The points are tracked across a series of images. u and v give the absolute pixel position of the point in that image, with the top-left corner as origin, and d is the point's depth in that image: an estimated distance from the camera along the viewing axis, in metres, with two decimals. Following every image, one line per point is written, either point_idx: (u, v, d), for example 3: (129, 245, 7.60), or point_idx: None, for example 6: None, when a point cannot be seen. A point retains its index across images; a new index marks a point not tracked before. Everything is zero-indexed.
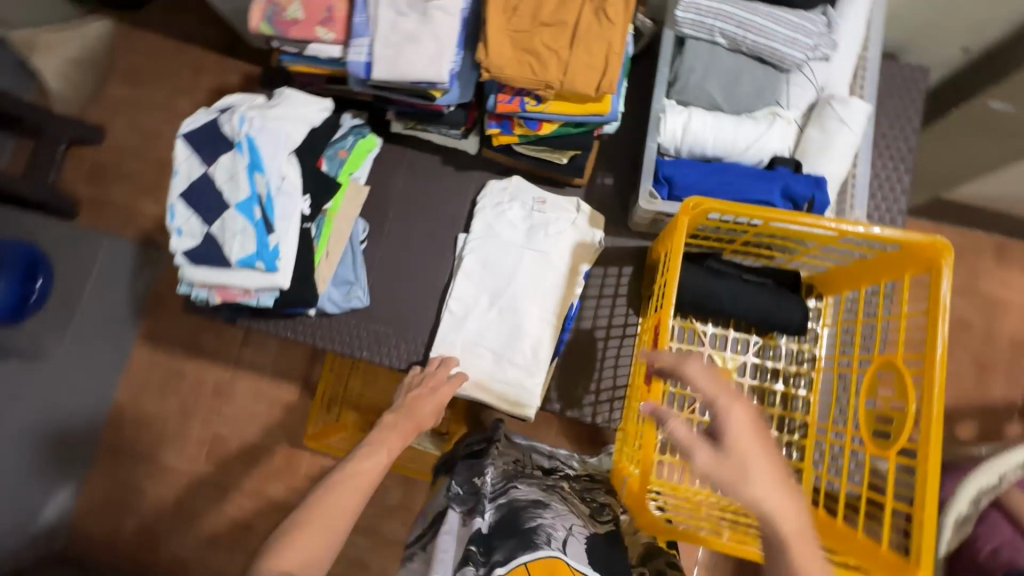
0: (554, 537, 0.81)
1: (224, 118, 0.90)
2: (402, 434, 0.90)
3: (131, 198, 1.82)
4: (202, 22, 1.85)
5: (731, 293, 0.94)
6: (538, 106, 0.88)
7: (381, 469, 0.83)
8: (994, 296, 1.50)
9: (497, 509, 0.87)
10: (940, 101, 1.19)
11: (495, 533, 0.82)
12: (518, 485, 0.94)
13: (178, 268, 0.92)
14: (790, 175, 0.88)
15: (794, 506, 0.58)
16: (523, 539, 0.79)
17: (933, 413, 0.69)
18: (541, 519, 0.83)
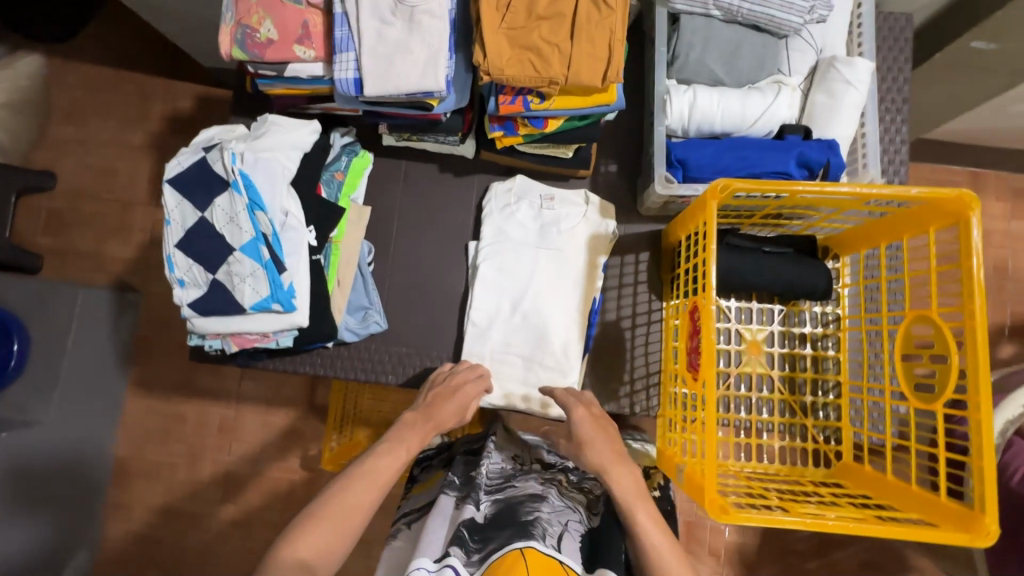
0: (551, 532, 0.75)
1: (213, 156, 0.84)
2: (423, 434, 0.87)
3: (97, 242, 1.71)
4: (145, 47, 1.74)
5: (754, 266, 0.94)
6: (543, 104, 0.85)
7: (400, 468, 0.81)
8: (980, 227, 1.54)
9: (494, 503, 0.83)
10: (922, 44, 1.19)
11: (490, 525, 0.77)
12: (516, 482, 0.90)
13: (186, 321, 0.87)
14: (803, 143, 0.87)
15: (620, 464, 0.80)
16: (519, 529, 0.74)
17: (980, 365, 0.71)
18: (539, 513, 0.79)
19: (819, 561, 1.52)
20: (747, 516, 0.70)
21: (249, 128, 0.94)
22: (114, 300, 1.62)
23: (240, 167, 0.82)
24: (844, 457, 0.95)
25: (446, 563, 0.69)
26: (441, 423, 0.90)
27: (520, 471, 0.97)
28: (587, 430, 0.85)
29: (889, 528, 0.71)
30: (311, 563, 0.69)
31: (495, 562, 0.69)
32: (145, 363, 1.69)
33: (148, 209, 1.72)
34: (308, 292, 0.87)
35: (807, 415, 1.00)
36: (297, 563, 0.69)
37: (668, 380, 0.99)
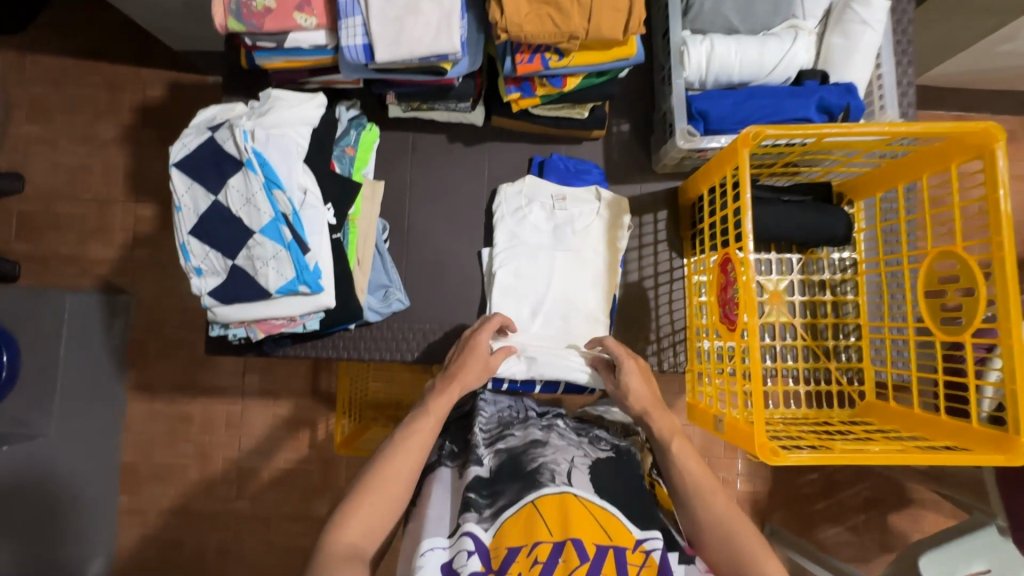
0: (558, 472, 0.76)
1: (223, 134, 0.80)
2: (450, 393, 0.86)
3: (76, 245, 1.63)
4: (106, 32, 1.63)
5: (775, 216, 0.94)
6: (562, 61, 0.83)
7: (433, 430, 0.82)
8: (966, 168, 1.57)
9: (494, 456, 0.82)
10: None
11: (498, 479, 0.77)
12: (515, 430, 0.88)
13: (207, 310, 0.84)
14: (822, 88, 0.87)
15: (666, 417, 0.84)
16: (527, 482, 0.75)
17: (1010, 289, 0.73)
18: (543, 458, 0.79)
19: (827, 501, 1.58)
20: (800, 454, 0.72)
21: (250, 105, 0.89)
22: (103, 304, 1.55)
23: (252, 145, 0.79)
24: (868, 396, 0.97)
25: (462, 532, 0.70)
26: (465, 379, 0.88)
27: (518, 417, 0.93)
28: (635, 374, 0.87)
29: (925, 455, 0.73)
30: (361, 545, 0.71)
31: (509, 518, 0.71)
32: (142, 366, 1.63)
33: (127, 206, 1.63)
34: (333, 272, 0.85)
35: (829, 358, 1.03)
36: (347, 548, 0.70)
37: (694, 335, 1.00)
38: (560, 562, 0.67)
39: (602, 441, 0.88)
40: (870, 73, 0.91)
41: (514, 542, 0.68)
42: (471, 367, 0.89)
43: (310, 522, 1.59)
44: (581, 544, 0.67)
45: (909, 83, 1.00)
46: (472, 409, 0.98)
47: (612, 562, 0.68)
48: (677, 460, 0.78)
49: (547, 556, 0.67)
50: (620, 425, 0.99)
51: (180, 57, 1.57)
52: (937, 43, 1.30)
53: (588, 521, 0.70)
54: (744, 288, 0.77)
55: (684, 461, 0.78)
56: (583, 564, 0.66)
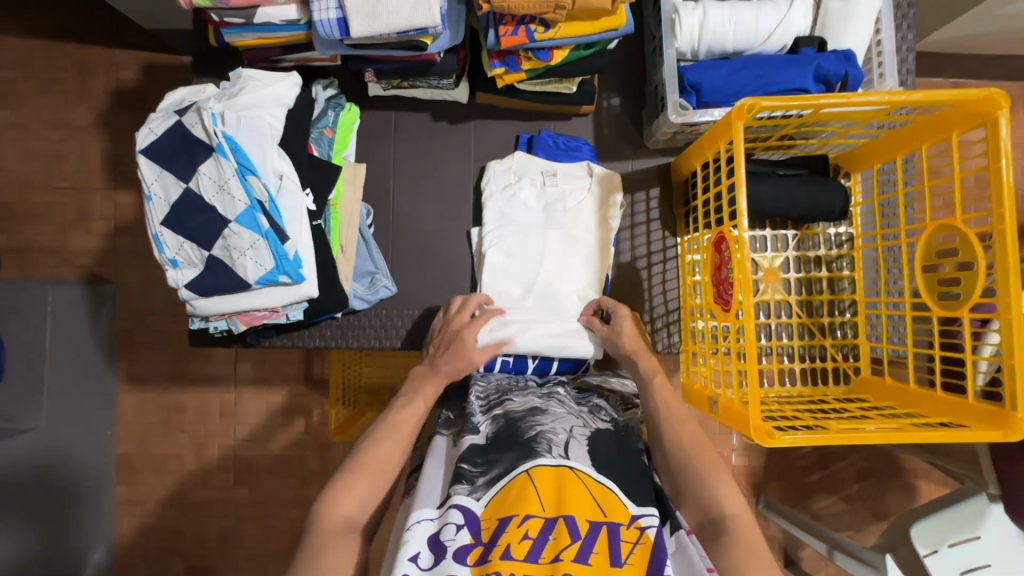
0: (555, 442, 0.75)
1: (192, 118, 0.75)
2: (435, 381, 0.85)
3: (56, 235, 1.58)
4: (73, 12, 1.56)
5: (770, 190, 0.92)
6: (547, 33, 0.78)
7: (421, 415, 0.80)
8: None
9: (493, 423, 0.82)
10: None
11: (492, 446, 0.77)
12: (514, 396, 0.88)
13: (186, 303, 0.81)
14: (820, 55, 0.83)
15: (653, 364, 0.86)
16: (523, 450, 0.74)
17: (1010, 265, 0.72)
18: (542, 427, 0.78)
19: (821, 472, 1.60)
20: (797, 437, 0.71)
21: (221, 86, 0.84)
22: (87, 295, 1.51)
23: (223, 129, 0.74)
24: (863, 372, 0.96)
25: (451, 504, 0.70)
26: (452, 369, 0.85)
27: (518, 384, 0.93)
28: (629, 321, 0.91)
29: (921, 433, 0.72)
30: (357, 518, 0.71)
31: (501, 490, 0.70)
32: (132, 357, 1.60)
33: (107, 194, 1.58)
34: (315, 261, 0.82)
35: (825, 335, 1.01)
36: (342, 520, 0.70)
37: (688, 316, 0.98)
38: (550, 539, 0.66)
39: (602, 412, 0.85)
40: (869, 39, 0.87)
41: (507, 512, 0.68)
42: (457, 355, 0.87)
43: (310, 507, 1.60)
44: (573, 520, 0.67)
45: (908, 49, 0.97)
46: (468, 382, 0.96)
47: (604, 541, 0.66)
48: (658, 397, 0.82)
49: (538, 531, 0.66)
50: (618, 397, 0.94)
51: (155, 37, 1.51)
52: (937, 6, 1.25)
53: (584, 498, 0.69)
54: (741, 263, 0.75)
55: (663, 397, 0.82)
56: (573, 544, 0.65)
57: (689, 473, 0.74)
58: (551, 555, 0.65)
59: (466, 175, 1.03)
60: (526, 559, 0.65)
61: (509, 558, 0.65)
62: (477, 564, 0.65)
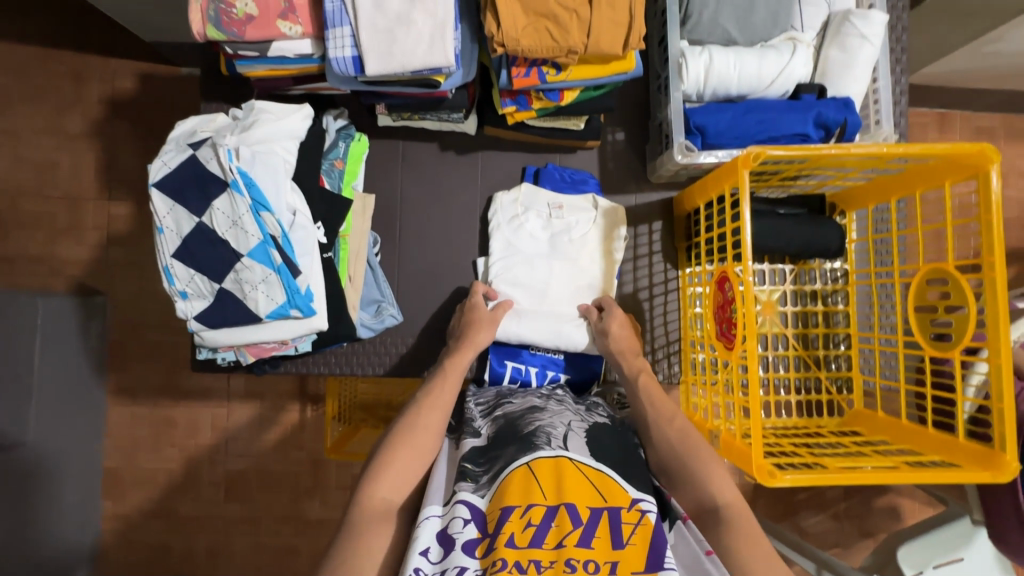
0: (554, 435, 0.77)
1: (207, 154, 0.75)
2: (461, 355, 0.89)
3: (46, 245, 1.56)
4: (67, 20, 1.54)
5: (770, 229, 0.95)
6: (559, 75, 0.80)
7: (455, 390, 0.85)
8: None
9: (493, 422, 0.86)
10: None
11: (492, 446, 0.79)
12: (513, 398, 0.94)
13: (194, 334, 0.81)
14: (820, 102, 0.86)
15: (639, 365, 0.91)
16: (523, 444, 0.76)
17: (999, 306, 0.75)
18: (540, 423, 0.81)
19: (809, 490, 1.64)
20: (799, 474, 0.73)
21: (232, 117, 0.86)
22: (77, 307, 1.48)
23: (238, 165, 0.74)
24: (856, 404, 0.99)
25: (457, 500, 0.70)
26: (477, 339, 0.91)
27: (518, 389, 0.98)
28: (619, 320, 0.95)
29: (922, 473, 0.74)
30: (396, 500, 0.73)
31: (502, 482, 0.71)
32: (121, 369, 1.58)
33: (100, 204, 1.56)
34: (325, 294, 0.82)
35: (820, 367, 1.04)
36: (382, 503, 0.72)
37: (688, 347, 1.01)
38: (553, 526, 0.65)
39: (599, 409, 0.91)
40: (867, 87, 0.90)
41: (511, 501, 0.67)
42: (478, 330, 0.93)
43: (301, 522, 1.59)
44: (574, 509, 0.67)
45: (902, 91, 1.02)
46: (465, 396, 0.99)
47: (607, 525, 0.66)
48: (647, 392, 0.85)
49: (541, 518, 0.66)
50: (614, 398, 1.04)
51: (157, 49, 1.50)
52: (926, 44, 1.31)
53: (581, 484, 0.69)
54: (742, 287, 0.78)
55: (649, 390, 0.85)
56: (575, 530, 0.65)
57: (681, 458, 0.76)
58: (555, 540, 0.64)
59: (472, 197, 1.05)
60: (531, 544, 0.64)
61: (514, 546, 0.63)
62: (485, 556, 0.64)
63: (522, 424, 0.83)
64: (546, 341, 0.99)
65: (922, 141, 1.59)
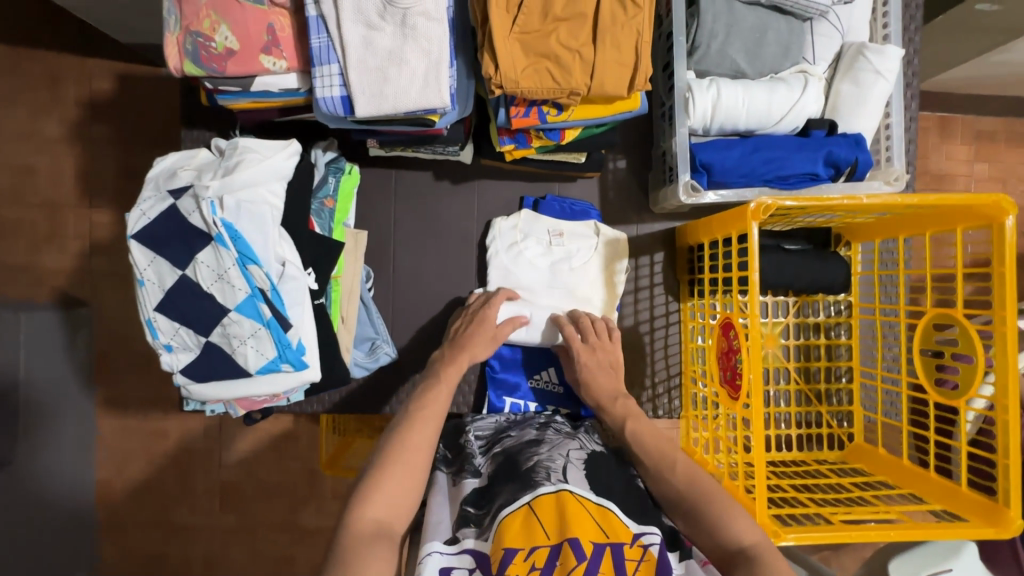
0: (553, 469, 0.75)
1: (190, 205, 0.71)
2: (459, 363, 0.84)
3: (25, 252, 1.48)
4: (39, 17, 1.45)
5: (777, 266, 0.92)
6: (561, 116, 0.76)
7: (447, 400, 0.79)
8: (943, 171, 1.56)
9: (492, 460, 0.83)
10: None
11: (491, 483, 0.76)
12: (512, 431, 0.91)
13: (181, 388, 0.77)
14: (831, 140, 0.83)
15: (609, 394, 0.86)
16: (523, 482, 0.73)
17: (1008, 362, 0.73)
18: (539, 456, 0.79)
19: None
20: (804, 530, 0.73)
21: (215, 151, 0.81)
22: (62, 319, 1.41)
23: (222, 218, 0.70)
24: (857, 437, 0.99)
25: (462, 548, 0.68)
26: (473, 349, 0.87)
27: (517, 419, 0.97)
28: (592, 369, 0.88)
29: (924, 530, 0.73)
30: (390, 522, 0.66)
31: (502, 521, 0.68)
32: (111, 381, 1.52)
33: (81, 212, 1.49)
34: (317, 345, 0.79)
35: (822, 401, 1.03)
36: (372, 524, 0.65)
37: (689, 382, 0.99)
38: (557, 565, 0.63)
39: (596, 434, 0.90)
40: (879, 122, 0.87)
41: (512, 543, 0.64)
42: (480, 338, 0.88)
43: (298, 532, 1.55)
44: (577, 542, 0.64)
45: (910, 118, 1.00)
46: (463, 422, 0.98)
47: (610, 561, 0.64)
48: (637, 440, 0.78)
49: (545, 560, 0.63)
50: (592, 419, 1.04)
51: (134, 48, 1.41)
52: (933, 54, 1.26)
53: (585, 519, 0.67)
54: (748, 323, 0.76)
55: (640, 436, 0.79)
56: (580, 565, 0.62)
57: (694, 491, 0.71)
58: None
59: (471, 217, 1.01)
60: None
61: None
62: None
63: (522, 459, 0.80)
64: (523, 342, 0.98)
65: (923, 146, 1.54)
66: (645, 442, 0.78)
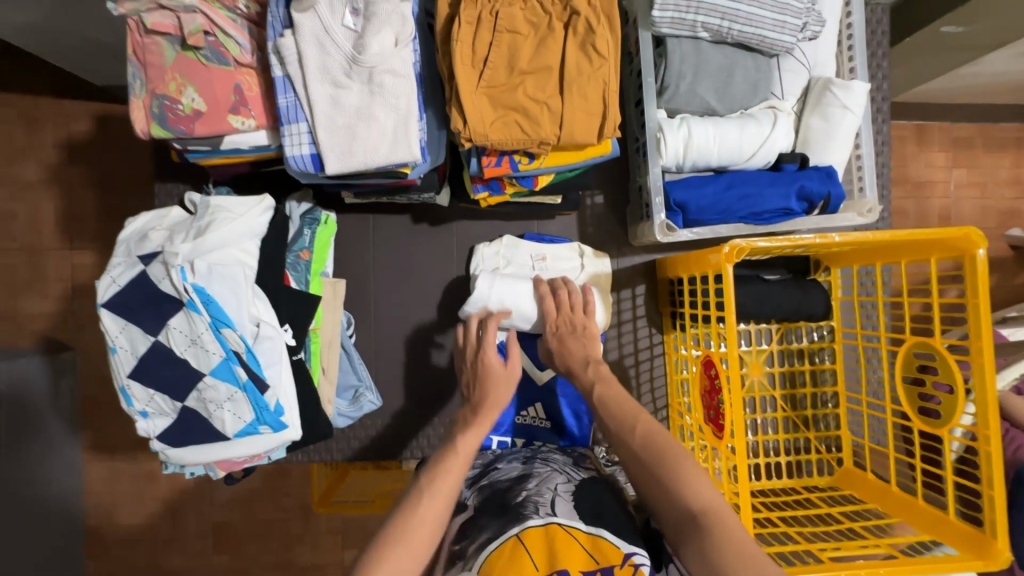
0: (542, 503, 0.71)
1: (160, 271, 0.71)
2: (477, 428, 0.73)
3: (5, 297, 1.43)
4: (12, 60, 1.41)
5: (755, 297, 0.92)
6: (533, 164, 0.76)
7: (464, 470, 0.69)
8: (923, 178, 1.57)
9: (478, 493, 0.80)
10: (903, 14, 1.13)
11: (481, 521, 0.72)
12: (499, 466, 0.88)
13: (158, 453, 0.76)
14: (802, 174, 0.83)
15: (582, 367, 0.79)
16: (511, 515, 0.69)
17: (987, 388, 0.73)
18: (527, 490, 0.74)
19: None
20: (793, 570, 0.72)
21: (186, 208, 0.80)
22: (46, 365, 1.36)
23: (193, 282, 0.70)
24: (846, 463, 0.99)
25: None
26: (494, 403, 0.76)
27: (504, 453, 0.94)
28: (567, 338, 0.84)
29: (914, 565, 0.72)
30: None
31: (492, 553, 0.64)
32: (99, 427, 1.46)
33: (62, 254, 1.44)
34: (297, 403, 0.77)
35: (809, 426, 1.03)
36: None
37: (676, 415, 0.98)
38: None
39: (585, 464, 0.87)
40: (849, 154, 0.88)
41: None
42: (496, 385, 0.78)
43: (295, 570, 1.51)
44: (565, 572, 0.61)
45: (883, 141, 1.01)
46: None
47: None
48: (603, 405, 0.72)
49: None
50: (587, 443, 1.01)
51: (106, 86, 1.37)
52: (908, 71, 1.27)
53: (574, 550, 0.64)
54: (728, 354, 0.75)
55: (606, 403, 0.72)
56: None
57: (653, 459, 0.64)
58: None
59: (450, 257, 1.01)
60: None
61: None
62: None
63: (509, 492, 0.76)
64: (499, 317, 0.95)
65: (902, 155, 1.56)
66: (609, 409, 0.71)
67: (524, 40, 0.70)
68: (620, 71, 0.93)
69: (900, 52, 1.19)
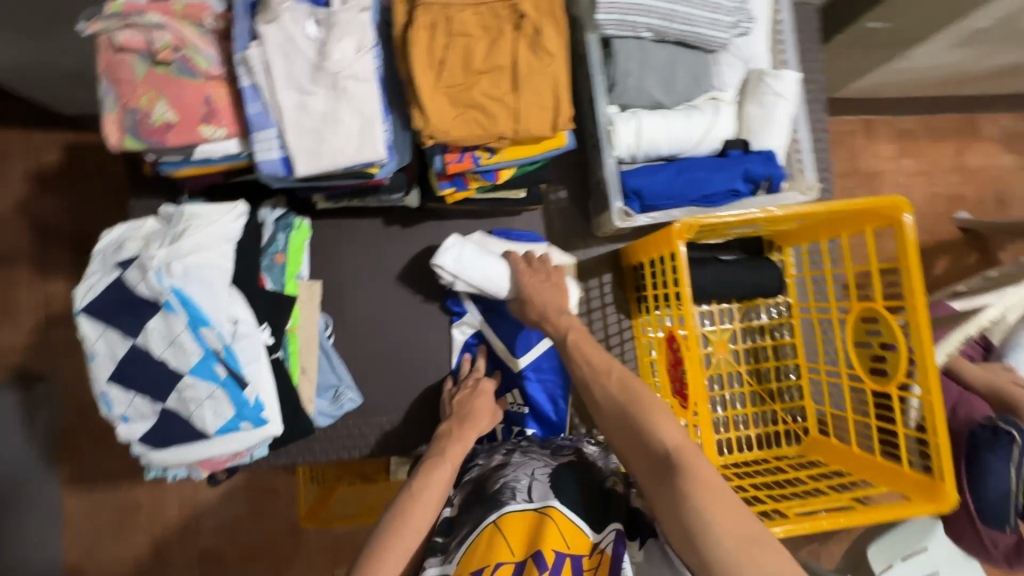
0: (519, 489, 0.73)
1: (138, 275, 0.73)
2: (466, 439, 0.83)
3: None
4: None
5: (713, 277, 0.98)
6: (493, 158, 0.81)
7: (451, 477, 0.75)
8: (872, 169, 1.67)
9: (461, 490, 0.81)
10: (833, 15, 1.23)
11: (459, 516, 0.76)
12: (480, 458, 0.88)
13: (141, 457, 0.77)
14: (746, 158, 0.90)
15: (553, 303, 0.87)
16: (489, 504, 0.73)
17: (924, 343, 0.79)
18: (506, 477, 0.77)
19: None
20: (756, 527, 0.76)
21: (161, 218, 0.82)
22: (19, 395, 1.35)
23: (171, 284, 0.73)
24: (811, 431, 1.03)
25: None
26: (478, 426, 0.87)
27: (485, 446, 0.94)
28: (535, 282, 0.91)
29: (871, 513, 0.77)
30: None
31: (471, 545, 0.69)
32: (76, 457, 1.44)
33: (34, 284, 1.44)
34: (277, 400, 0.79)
35: (775, 399, 1.08)
36: None
37: None
38: None
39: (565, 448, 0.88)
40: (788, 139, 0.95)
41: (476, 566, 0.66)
42: (481, 413, 0.90)
43: None
44: (542, 556, 0.64)
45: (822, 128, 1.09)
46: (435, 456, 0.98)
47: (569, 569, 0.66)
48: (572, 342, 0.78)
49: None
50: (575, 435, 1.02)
51: (76, 115, 1.39)
52: (845, 68, 1.37)
53: (550, 533, 0.67)
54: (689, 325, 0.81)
55: (578, 343, 0.78)
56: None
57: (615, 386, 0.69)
58: None
59: (422, 257, 1.04)
60: None
61: None
62: None
63: (489, 481, 0.79)
64: (474, 276, 0.94)
65: (850, 148, 1.65)
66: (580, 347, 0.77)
67: (477, 42, 0.75)
68: (573, 74, 0.99)
69: (835, 50, 1.28)
